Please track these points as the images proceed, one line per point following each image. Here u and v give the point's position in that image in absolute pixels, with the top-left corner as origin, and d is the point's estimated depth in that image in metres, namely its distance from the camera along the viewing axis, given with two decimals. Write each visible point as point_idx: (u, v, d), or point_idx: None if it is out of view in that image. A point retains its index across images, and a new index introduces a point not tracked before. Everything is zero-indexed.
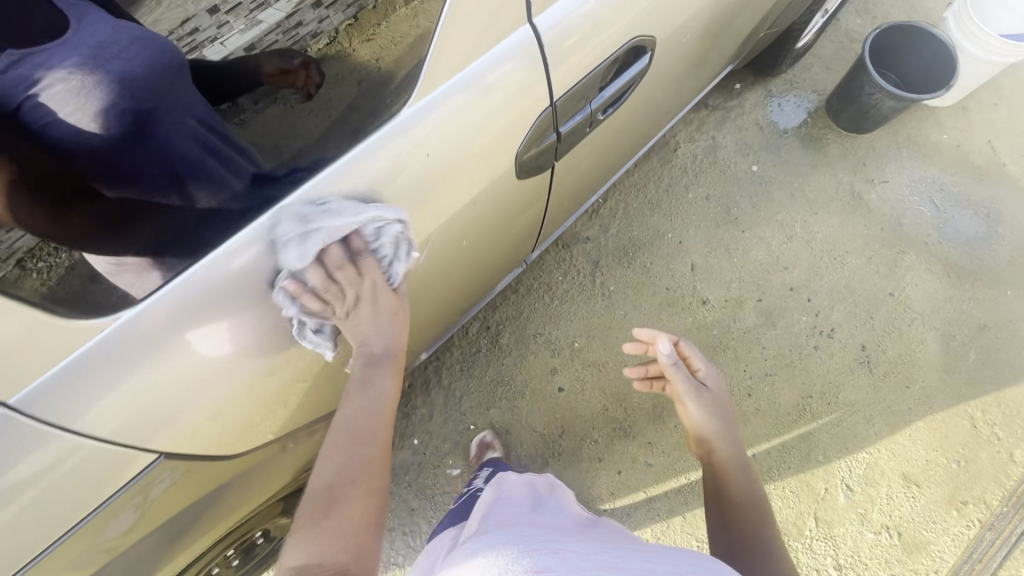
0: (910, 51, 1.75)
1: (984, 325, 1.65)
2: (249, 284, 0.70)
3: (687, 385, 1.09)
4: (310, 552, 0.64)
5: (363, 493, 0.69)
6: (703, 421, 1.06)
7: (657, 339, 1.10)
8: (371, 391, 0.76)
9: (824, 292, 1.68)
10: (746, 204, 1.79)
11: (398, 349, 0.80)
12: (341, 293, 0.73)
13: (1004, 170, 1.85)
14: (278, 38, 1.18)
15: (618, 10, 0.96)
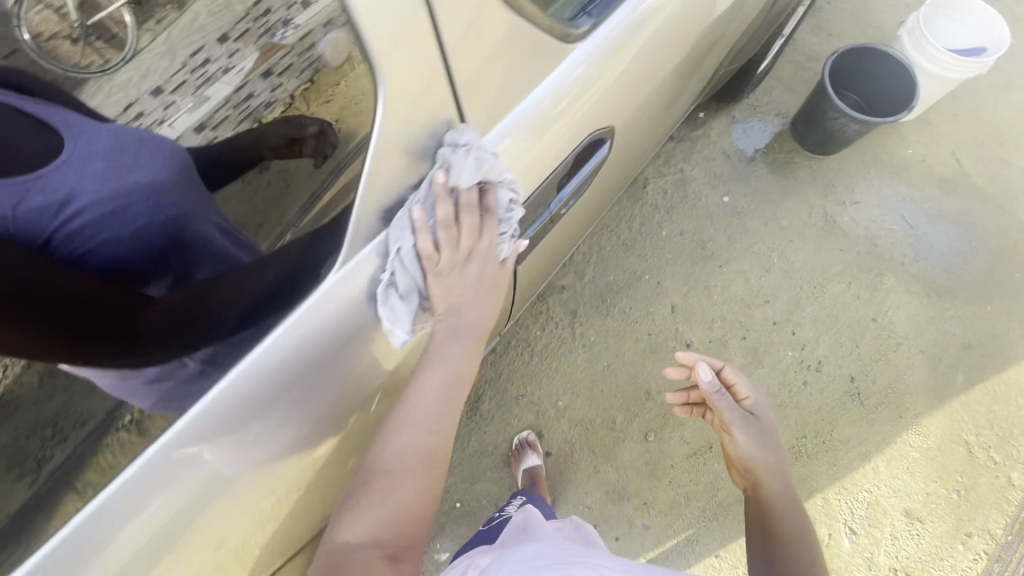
0: (869, 72, 1.74)
1: (968, 344, 1.63)
2: (322, 341, 0.67)
3: (733, 414, 1.04)
4: (369, 527, 0.70)
5: (421, 482, 0.74)
6: (748, 455, 1.01)
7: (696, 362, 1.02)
8: (451, 369, 0.78)
9: (808, 322, 1.64)
10: (721, 237, 1.76)
11: (483, 327, 0.80)
12: (456, 242, 0.72)
13: (971, 181, 1.85)
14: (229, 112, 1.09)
15: (594, 84, 0.87)
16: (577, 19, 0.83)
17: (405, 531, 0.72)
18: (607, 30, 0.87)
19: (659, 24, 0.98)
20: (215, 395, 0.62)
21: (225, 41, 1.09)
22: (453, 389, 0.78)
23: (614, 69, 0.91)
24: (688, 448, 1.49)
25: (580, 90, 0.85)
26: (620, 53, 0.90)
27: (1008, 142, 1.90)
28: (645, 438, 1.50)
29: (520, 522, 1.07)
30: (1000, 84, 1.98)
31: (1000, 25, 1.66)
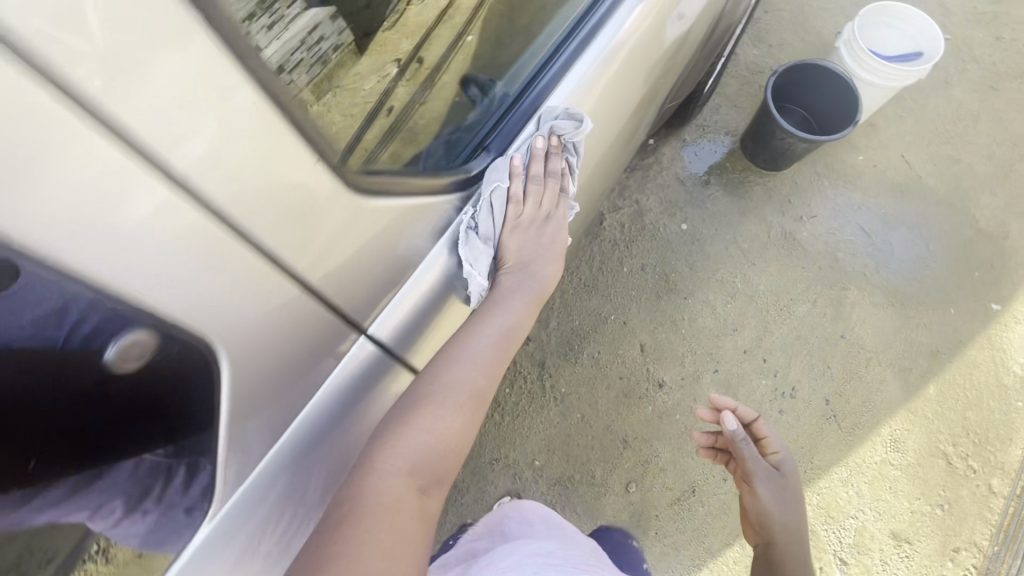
0: (811, 87, 1.73)
1: (935, 351, 1.62)
2: (424, 306, 0.76)
3: (754, 466, 1.01)
4: (417, 449, 0.69)
5: (471, 415, 0.75)
6: (765, 509, 0.97)
7: (724, 416, 1.01)
8: (509, 321, 0.83)
9: (778, 348, 1.62)
10: (684, 267, 1.73)
11: (544, 291, 0.89)
12: (540, 202, 0.87)
13: (922, 182, 1.85)
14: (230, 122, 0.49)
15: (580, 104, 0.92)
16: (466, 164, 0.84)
17: (437, 464, 0.71)
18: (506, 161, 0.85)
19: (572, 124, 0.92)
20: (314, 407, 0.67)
21: None
22: (508, 336, 0.83)
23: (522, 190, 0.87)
24: (670, 495, 1.46)
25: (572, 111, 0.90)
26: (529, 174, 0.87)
27: (954, 139, 1.91)
28: (627, 489, 1.47)
29: (520, 515, 1.19)
30: (940, 80, 2.00)
31: (933, 29, 1.66)
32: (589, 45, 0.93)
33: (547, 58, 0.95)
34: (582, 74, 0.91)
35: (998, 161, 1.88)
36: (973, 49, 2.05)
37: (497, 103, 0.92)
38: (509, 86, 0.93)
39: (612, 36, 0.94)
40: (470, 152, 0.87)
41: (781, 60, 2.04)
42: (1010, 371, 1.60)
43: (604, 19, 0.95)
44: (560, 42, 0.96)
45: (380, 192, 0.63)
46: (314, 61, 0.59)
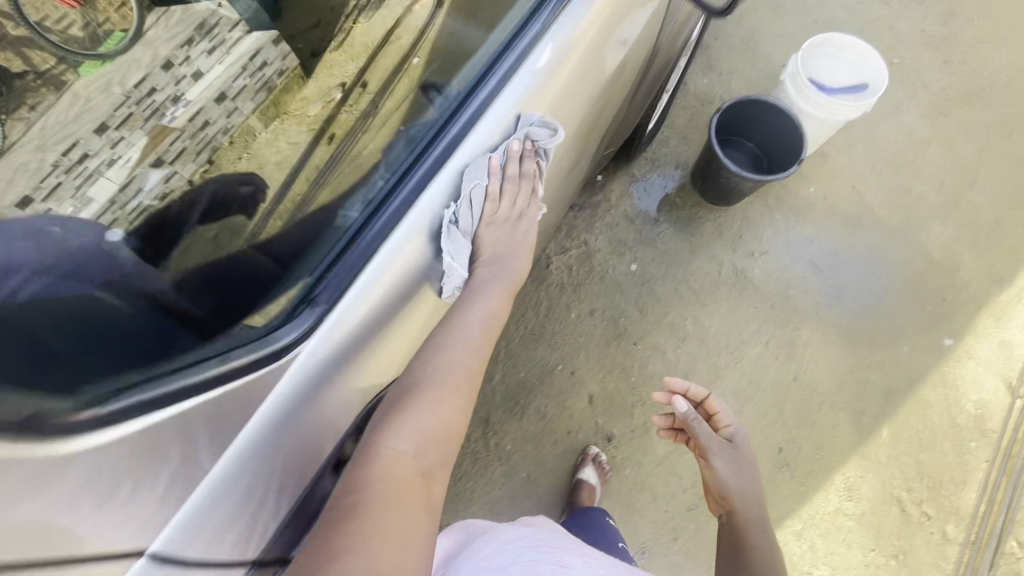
0: (757, 121, 1.69)
1: (888, 390, 1.59)
2: (391, 299, 0.72)
3: (709, 440, 1.02)
4: (418, 438, 0.71)
5: (464, 402, 0.77)
6: (725, 480, 0.98)
7: (673, 398, 1.03)
8: (489, 309, 0.84)
9: (730, 394, 1.58)
10: (634, 310, 1.67)
11: (519, 278, 0.91)
12: (514, 198, 0.88)
13: (872, 214, 1.82)
14: (185, 144, 1.03)
15: (539, 94, 0.88)
16: (296, 315, 0.68)
17: (437, 453, 0.72)
18: (347, 303, 0.68)
19: (440, 242, 0.77)
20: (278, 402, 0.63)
21: (168, 69, 1.13)
22: (491, 324, 0.84)
23: (375, 334, 0.71)
24: None
25: (528, 103, 0.86)
26: (381, 315, 0.71)
27: (903, 168, 1.88)
28: None
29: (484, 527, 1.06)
30: (890, 106, 1.97)
31: (878, 64, 1.62)
32: (461, 145, 0.80)
33: (416, 158, 0.80)
34: (451, 182, 0.77)
35: (947, 190, 1.86)
36: (922, 74, 2.03)
37: (352, 223, 0.75)
38: (365, 200, 0.77)
39: (489, 134, 0.82)
40: (303, 296, 0.70)
41: (731, 88, 2.00)
42: (963, 410, 1.58)
43: (479, 113, 0.83)
44: (430, 140, 0.81)
45: (99, 427, 0.54)
46: (258, 87, 1.08)
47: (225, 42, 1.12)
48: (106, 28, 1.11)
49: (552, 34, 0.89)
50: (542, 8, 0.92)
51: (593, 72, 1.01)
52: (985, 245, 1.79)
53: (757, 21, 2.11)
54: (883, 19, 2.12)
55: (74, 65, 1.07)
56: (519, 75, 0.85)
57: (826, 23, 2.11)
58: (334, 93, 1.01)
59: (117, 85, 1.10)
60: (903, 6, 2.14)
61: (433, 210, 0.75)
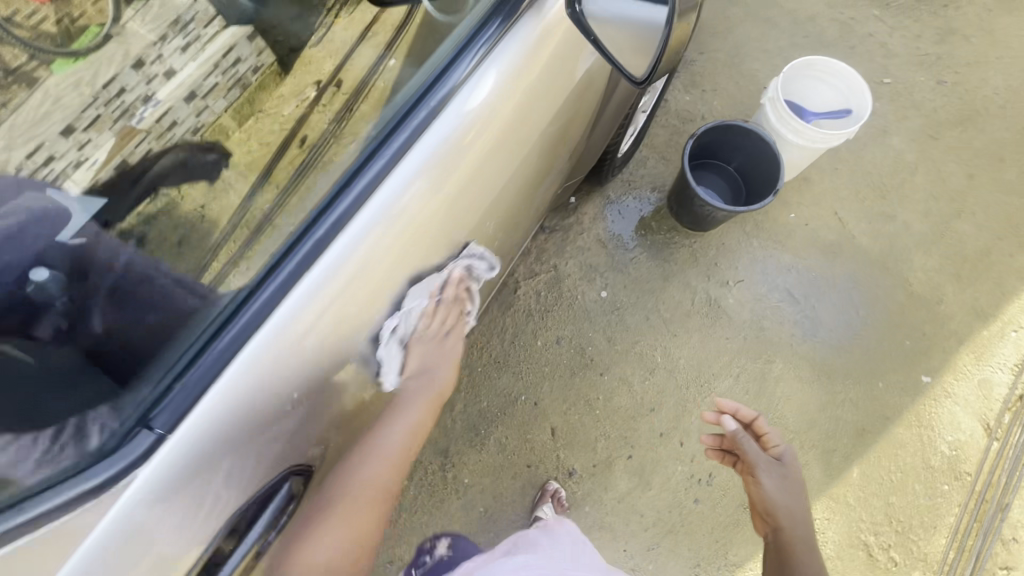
0: (735, 146, 1.63)
1: (861, 429, 1.55)
2: (306, 341, 0.65)
3: (758, 458, 1.07)
4: (332, 547, 0.76)
5: (374, 512, 0.84)
6: (773, 498, 1.02)
7: (723, 417, 1.09)
8: (410, 422, 0.92)
9: (696, 430, 1.53)
10: (602, 340, 1.62)
11: (439, 390, 0.99)
12: (443, 317, 0.92)
13: (855, 242, 1.76)
14: (151, 145, 0.76)
15: (466, 142, 0.78)
16: (126, 441, 0.56)
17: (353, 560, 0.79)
18: (186, 430, 0.57)
19: (314, 346, 0.67)
20: (194, 425, 0.58)
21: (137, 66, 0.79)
22: (408, 436, 0.92)
23: (224, 458, 0.61)
24: None
25: (450, 157, 0.77)
26: (231, 438, 0.61)
27: (889, 194, 1.82)
28: None
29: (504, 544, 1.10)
30: (877, 129, 1.90)
31: (861, 87, 1.54)
32: (348, 227, 0.67)
33: (296, 236, 0.67)
34: (330, 276, 0.65)
35: (934, 219, 1.79)
36: (913, 94, 1.96)
37: (213, 318, 0.64)
38: (232, 294, 0.65)
39: (384, 212, 0.70)
40: (138, 419, 0.58)
41: (713, 106, 1.93)
42: (938, 452, 1.53)
43: (376, 183, 0.70)
44: (315, 217, 0.67)
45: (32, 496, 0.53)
46: (232, 84, 0.79)
47: (202, 36, 0.81)
48: (78, 21, 0.78)
49: (470, 88, 0.77)
50: (467, 49, 0.77)
51: (526, 128, 0.90)
52: (970, 277, 1.72)
53: (744, 35, 2.04)
54: (876, 35, 2.04)
55: (46, 60, 0.78)
56: (427, 139, 0.73)
57: (815, 39, 2.04)
58: (308, 93, 0.77)
59: (86, 85, 0.78)
60: (896, 22, 2.06)
61: (305, 313, 0.64)
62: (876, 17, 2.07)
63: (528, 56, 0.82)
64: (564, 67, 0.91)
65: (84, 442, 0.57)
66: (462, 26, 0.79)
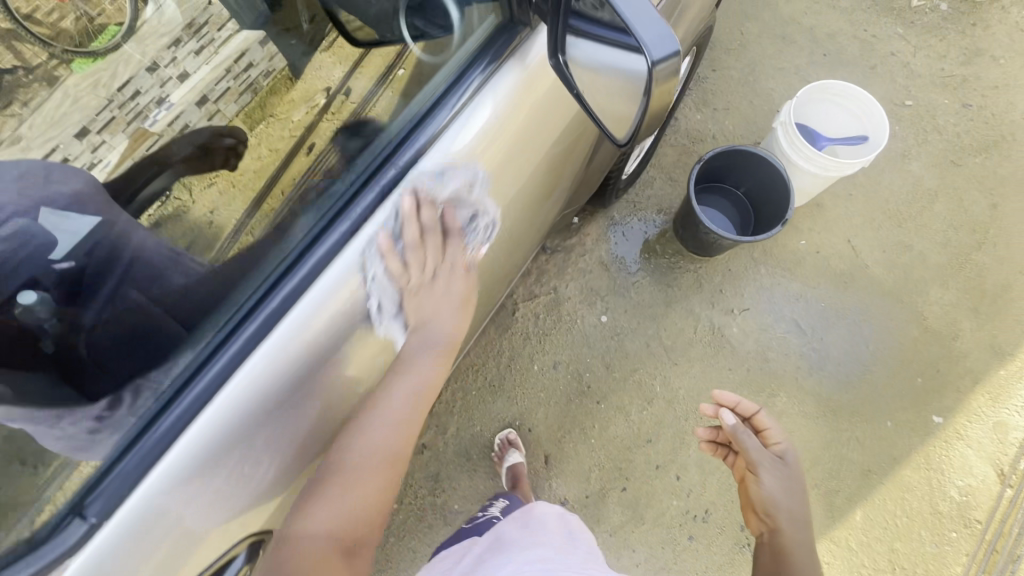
0: (745, 170, 1.58)
1: (867, 470, 1.49)
2: (276, 391, 0.63)
3: (758, 454, 1.02)
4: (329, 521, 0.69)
5: (376, 479, 0.73)
6: (768, 495, 0.97)
7: (719, 411, 1.07)
8: (419, 380, 0.78)
9: (693, 464, 1.49)
10: (600, 366, 1.59)
11: (456, 339, 0.83)
12: (423, 258, 0.73)
13: (868, 272, 1.69)
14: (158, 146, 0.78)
15: (465, 169, 0.74)
16: (57, 531, 0.54)
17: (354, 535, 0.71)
18: (124, 518, 0.55)
19: (267, 418, 0.64)
20: (145, 495, 0.56)
21: (153, 70, 0.84)
22: (422, 394, 0.78)
23: (168, 538, 0.59)
24: None
25: (450, 176, 0.72)
26: (174, 518, 0.59)
27: (906, 222, 1.74)
28: None
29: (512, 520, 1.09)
30: (896, 154, 1.83)
31: (878, 112, 1.48)
32: (304, 295, 0.63)
33: (273, 281, 0.65)
34: (282, 348, 0.62)
35: (953, 250, 1.72)
36: (936, 118, 1.88)
37: (161, 389, 0.61)
38: (183, 363, 0.62)
39: (346, 276, 0.65)
40: (73, 504, 0.55)
41: (725, 126, 1.88)
42: (946, 497, 1.47)
43: (338, 247, 0.66)
44: (273, 282, 0.65)
45: None
46: (244, 89, 0.78)
47: (214, 43, 0.84)
48: (98, 20, 0.84)
49: (446, 140, 0.71)
50: (445, 100, 0.73)
51: (525, 160, 0.85)
52: (988, 313, 1.65)
53: (760, 52, 1.97)
54: (898, 55, 1.96)
55: (67, 60, 0.83)
56: (396, 195, 0.68)
57: (835, 57, 1.96)
58: (319, 99, 0.74)
59: (104, 87, 0.84)
60: (921, 42, 1.98)
61: (255, 389, 0.61)
62: (899, 35, 1.99)
63: (512, 104, 0.77)
64: (555, 109, 0.86)
65: (26, 521, 0.55)
66: (462, 48, 0.74)
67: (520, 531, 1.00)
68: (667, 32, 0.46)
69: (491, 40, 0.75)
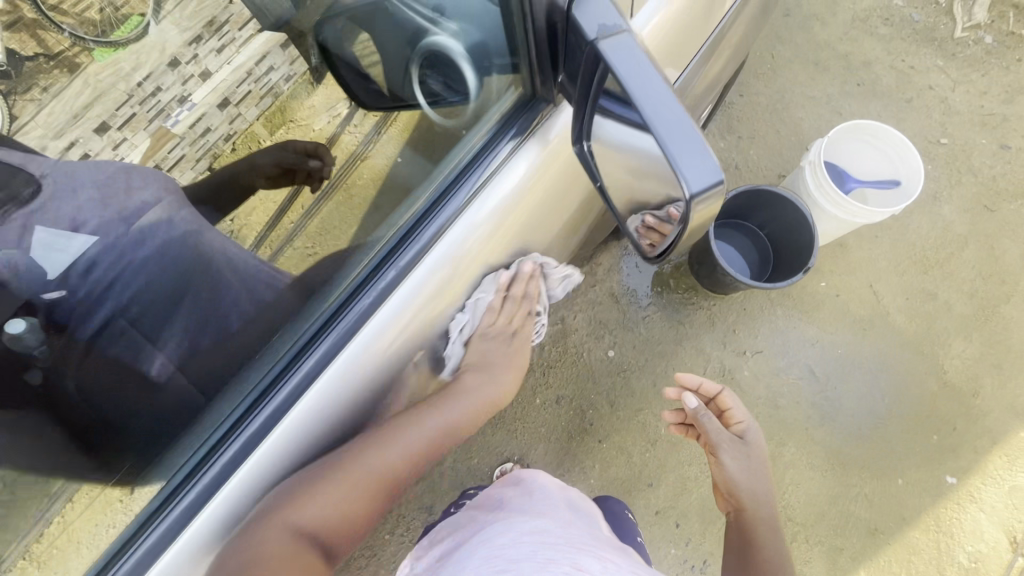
0: (768, 209, 1.51)
1: (874, 529, 1.45)
2: (301, 453, 0.64)
3: (720, 437, 1.10)
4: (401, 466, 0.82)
5: (439, 450, 0.90)
6: (735, 477, 1.07)
7: (685, 395, 1.10)
8: (484, 389, 1.00)
9: (693, 512, 1.46)
10: (604, 403, 1.54)
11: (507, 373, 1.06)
12: (513, 306, 1.00)
13: (888, 319, 1.62)
14: (184, 149, 1.02)
15: (492, 237, 0.74)
16: None
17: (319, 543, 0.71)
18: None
19: (294, 477, 0.64)
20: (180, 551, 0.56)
21: (176, 67, 1.12)
22: (483, 406, 1.01)
23: None
24: None
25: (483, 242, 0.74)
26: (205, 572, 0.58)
27: (932, 269, 1.67)
28: None
29: (486, 499, 1.12)
30: (927, 195, 1.75)
31: (913, 158, 1.40)
32: (331, 363, 0.64)
33: (288, 359, 0.64)
34: (309, 412, 0.62)
35: (979, 300, 1.65)
36: (971, 158, 1.80)
37: (179, 460, 0.60)
38: (203, 434, 0.61)
39: (376, 338, 0.66)
40: (96, 570, 0.54)
41: (748, 155, 1.80)
42: (954, 561, 1.43)
43: (363, 317, 0.66)
44: (298, 350, 0.64)
45: None
46: (264, 92, 1.04)
47: (235, 39, 1.09)
48: (120, 11, 1.10)
49: (478, 207, 0.70)
50: (469, 171, 0.70)
51: (543, 227, 0.88)
52: (1012, 370, 1.59)
53: (790, 78, 1.89)
54: (936, 89, 1.87)
55: (89, 49, 1.06)
56: (425, 264, 0.68)
57: (869, 87, 1.88)
58: (340, 109, 0.86)
59: (123, 79, 1.09)
60: (961, 76, 1.89)
61: (282, 452, 0.61)
62: (939, 68, 1.89)
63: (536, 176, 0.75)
64: (571, 175, 0.84)
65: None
66: (490, 113, 0.71)
67: (516, 511, 0.95)
68: (709, 161, 0.40)
69: (513, 114, 0.71)
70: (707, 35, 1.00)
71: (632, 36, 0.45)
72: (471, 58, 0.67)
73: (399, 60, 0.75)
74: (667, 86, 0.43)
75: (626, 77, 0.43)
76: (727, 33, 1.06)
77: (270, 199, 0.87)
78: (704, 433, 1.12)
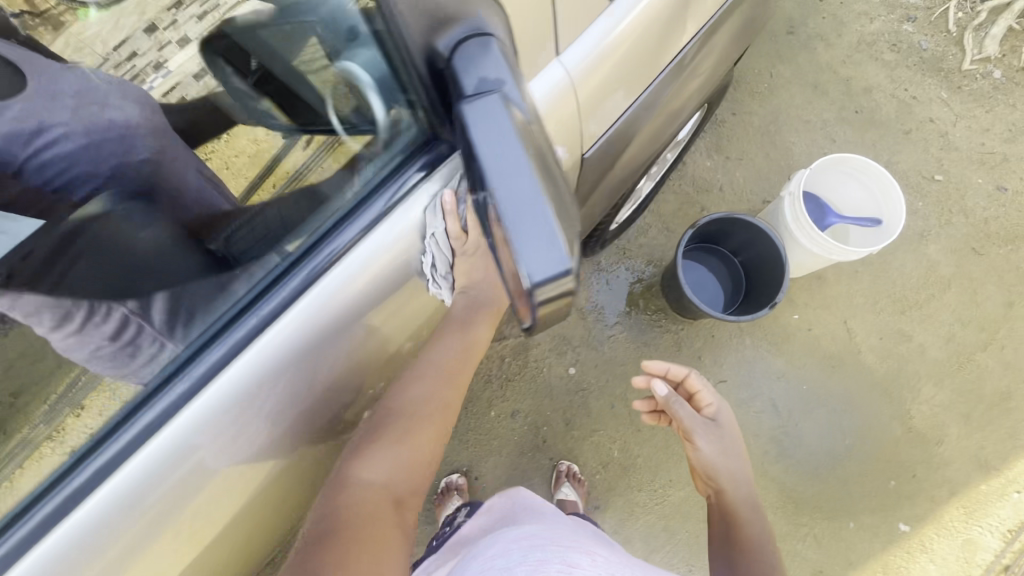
0: (742, 238, 1.47)
1: (818, 570, 1.44)
2: (186, 466, 0.61)
3: (693, 420, 0.96)
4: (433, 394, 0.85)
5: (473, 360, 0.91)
6: (711, 461, 0.93)
7: (652, 381, 0.98)
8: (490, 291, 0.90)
9: (638, 537, 1.46)
10: (559, 421, 1.52)
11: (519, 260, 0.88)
12: None
13: (858, 357, 1.59)
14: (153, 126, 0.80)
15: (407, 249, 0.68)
16: None
17: (404, 488, 0.79)
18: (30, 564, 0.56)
19: (186, 484, 0.62)
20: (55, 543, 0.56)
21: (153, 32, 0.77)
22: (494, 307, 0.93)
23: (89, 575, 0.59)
24: None
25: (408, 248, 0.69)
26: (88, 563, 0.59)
27: (910, 310, 1.63)
28: None
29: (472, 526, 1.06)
30: (915, 233, 1.69)
31: (897, 198, 1.35)
32: (220, 375, 0.60)
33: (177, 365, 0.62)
34: (193, 424, 0.59)
35: (955, 346, 1.60)
36: (964, 199, 1.74)
37: (75, 443, 0.60)
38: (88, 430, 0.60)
39: (267, 352, 0.61)
40: None
41: (734, 177, 1.75)
42: None
43: (253, 333, 0.62)
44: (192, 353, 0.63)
45: None
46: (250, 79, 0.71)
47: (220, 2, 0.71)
48: None
49: (390, 223, 0.65)
50: (382, 189, 0.67)
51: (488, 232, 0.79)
52: (980, 420, 1.55)
53: (786, 100, 1.82)
54: (937, 122, 1.80)
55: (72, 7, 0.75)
56: (329, 276, 0.63)
57: (867, 116, 1.81)
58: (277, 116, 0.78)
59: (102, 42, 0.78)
60: (964, 110, 1.82)
61: (155, 461, 0.59)
62: (942, 100, 1.82)
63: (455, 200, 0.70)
64: None
65: None
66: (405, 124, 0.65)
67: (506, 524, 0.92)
68: (551, 254, 0.41)
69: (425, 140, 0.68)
70: (667, 62, 0.95)
71: (501, 102, 0.46)
72: (379, 90, 0.61)
73: (306, 83, 0.66)
74: (530, 171, 0.44)
75: (484, 149, 0.45)
76: (693, 60, 1.01)
77: (242, 173, 0.73)
78: (676, 420, 0.98)
